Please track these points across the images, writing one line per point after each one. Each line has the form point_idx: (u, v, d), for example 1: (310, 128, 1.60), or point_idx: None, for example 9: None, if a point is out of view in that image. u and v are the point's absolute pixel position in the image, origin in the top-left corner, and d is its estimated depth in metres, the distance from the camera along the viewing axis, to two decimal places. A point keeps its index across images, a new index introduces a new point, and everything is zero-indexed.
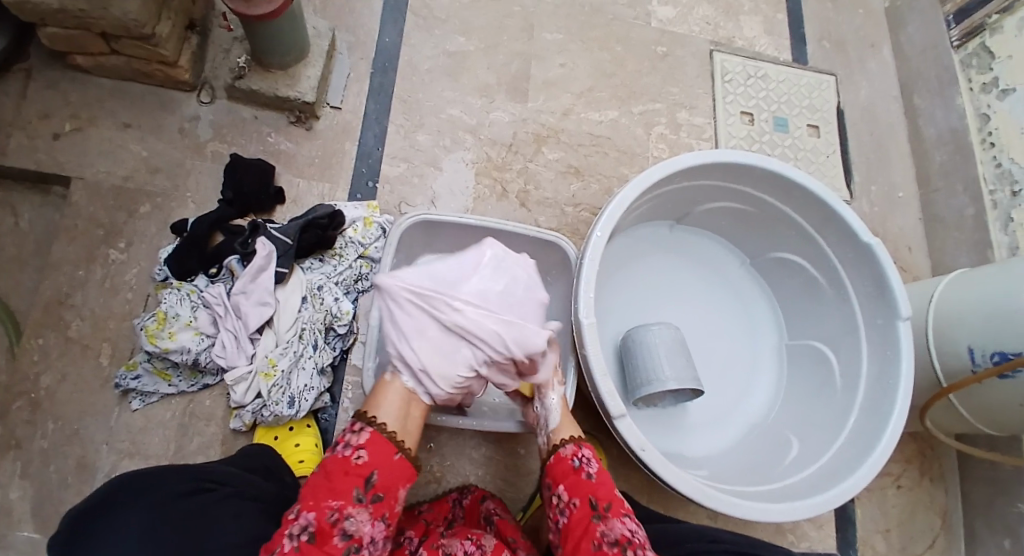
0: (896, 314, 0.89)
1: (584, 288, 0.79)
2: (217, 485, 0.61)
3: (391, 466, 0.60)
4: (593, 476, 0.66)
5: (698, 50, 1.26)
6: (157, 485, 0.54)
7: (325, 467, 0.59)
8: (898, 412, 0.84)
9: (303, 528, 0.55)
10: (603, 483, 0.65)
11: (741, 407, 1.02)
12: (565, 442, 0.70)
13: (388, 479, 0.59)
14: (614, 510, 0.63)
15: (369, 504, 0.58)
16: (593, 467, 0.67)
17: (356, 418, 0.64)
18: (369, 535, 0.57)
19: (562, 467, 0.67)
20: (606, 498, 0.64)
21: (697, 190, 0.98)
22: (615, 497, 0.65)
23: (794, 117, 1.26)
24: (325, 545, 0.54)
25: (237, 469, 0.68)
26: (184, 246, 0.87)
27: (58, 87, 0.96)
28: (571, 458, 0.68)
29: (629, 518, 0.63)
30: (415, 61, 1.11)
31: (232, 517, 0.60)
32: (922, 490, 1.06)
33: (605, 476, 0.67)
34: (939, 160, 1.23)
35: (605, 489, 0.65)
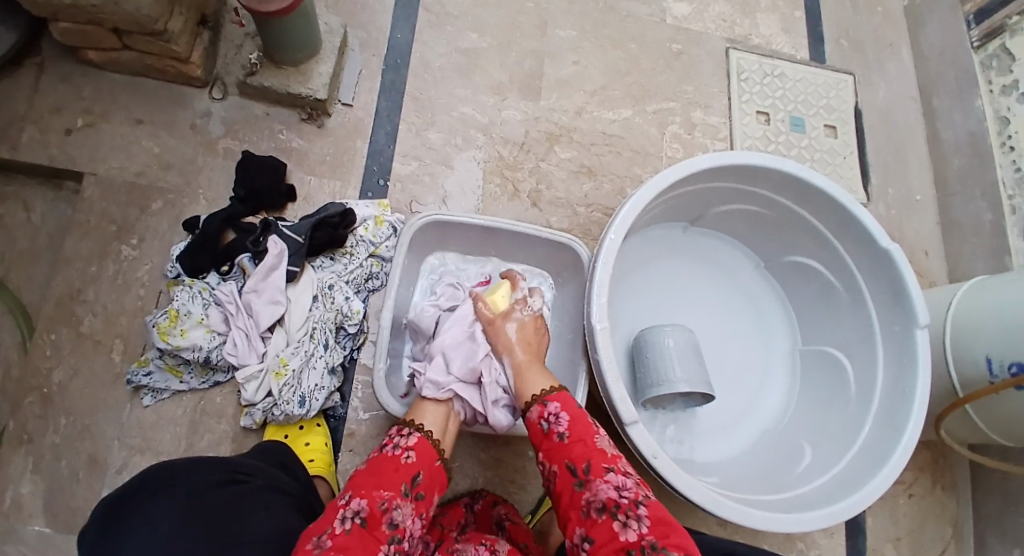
0: (913, 322, 0.87)
1: (597, 291, 0.78)
2: (247, 478, 0.63)
3: (433, 470, 0.63)
4: (566, 436, 0.59)
5: (714, 48, 1.24)
6: (189, 472, 0.56)
7: (372, 462, 0.61)
8: (913, 422, 0.83)
9: (355, 513, 0.56)
10: (576, 440, 0.59)
11: (754, 413, 1.01)
12: (532, 403, 0.65)
13: (431, 481, 0.62)
14: (595, 467, 0.56)
15: (414, 500, 0.60)
16: (563, 424, 0.60)
17: (402, 424, 0.67)
18: (410, 530, 0.58)
19: (536, 435, 0.62)
20: (583, 458, 0.57)
21: (712, 192, 0.97)
22: (595, 451, 0.58)
23: (811, 117, 1.24)
24: (374, 531, 0.56)
25: (260, 465, 0.69)
26: (196, 243, 0.86)
27: (71, 82, 0.96)
28: (540, 423, 0.62)
29: (617, 473, 0.56)
30: (427, 58, 1.10)
31: (265, 505, 0.62)
32: (934, 499, 1.05)
33: (582, 430, 0.60)
34: (958, 164, 1.20)
35: (581, 447, 0.58)
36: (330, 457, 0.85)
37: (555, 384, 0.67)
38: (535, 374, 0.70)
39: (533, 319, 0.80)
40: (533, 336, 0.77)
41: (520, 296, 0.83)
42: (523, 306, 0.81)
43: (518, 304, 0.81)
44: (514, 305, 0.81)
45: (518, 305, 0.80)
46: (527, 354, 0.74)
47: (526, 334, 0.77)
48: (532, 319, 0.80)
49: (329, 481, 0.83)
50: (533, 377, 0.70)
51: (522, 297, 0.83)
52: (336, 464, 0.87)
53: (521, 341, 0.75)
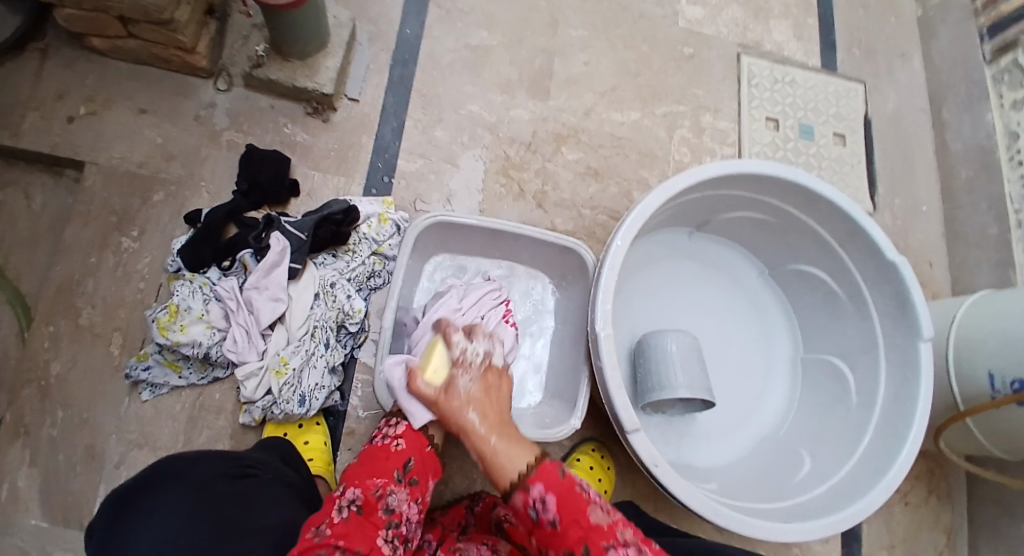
0: (917, 334, 0.87)
1: (601, 297, 0.77)
2: (256, 471, 0.63)
3: (424, 455, 0.66)
4: (557, 523, 0.54)
5: (725, 51, 1.23)
6: (200, 464, 0.57)
7: (365, 455, 0.65)
8: (913, 436, 0.83)
9: (350, 502, 0.58)
10: (569, 522, 0.53)
11: (752, 420, 1.00)
12: (514, 491, 0.57)
13: (423, 466, 0.65)
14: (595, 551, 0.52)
15: (407, 485, 0.62)
16: (551, 510, 0.54)
17: (390, 415, 0.71)
18: (406, 514, 0.60)
19: (526, 521, 0.57)
20: (580, 543, 0.53)
21: (719, 199, 0.96)
22: (590, 531, 0.53)
23: (820, 124, 1.23)
24: (371, 517, 0.57)
25: (263, 457, 0.69)
26: (198, 235, 0.85)
27: (73, 69, 0.94)
28: (526, 511, 0.56)
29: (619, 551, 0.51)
30: (436, 54, 1.08)
31: (273, 500, 0.61)
32: (929, 509, 1.05)
33: (570, 509, 0.54)
34: (965, 174, 1.20)
35: (576, 530, 0.53)
36: (329, 456, 0.85)
37: (535, 454, 0.58)
38: (508, 447, 0.60)
39: (482, 381, 0.68)
40: (486, 399, 0.66)
41: (459, 354, 0.71)
42: (463, 364, 0.70)
43: (458, 366, 0.70)
44: (455, 371, 0.69)
45: (457, 368, 0.69)
46: (487, 424, 0.62)
47: (480, 402, 0.66)
48: (479, 379, 0.68)
49: (328, 481, 0.83)
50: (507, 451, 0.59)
51: (459, 351, 0.71)
52: (334, 462, 0.86)
53: (476, 414, 0.63)
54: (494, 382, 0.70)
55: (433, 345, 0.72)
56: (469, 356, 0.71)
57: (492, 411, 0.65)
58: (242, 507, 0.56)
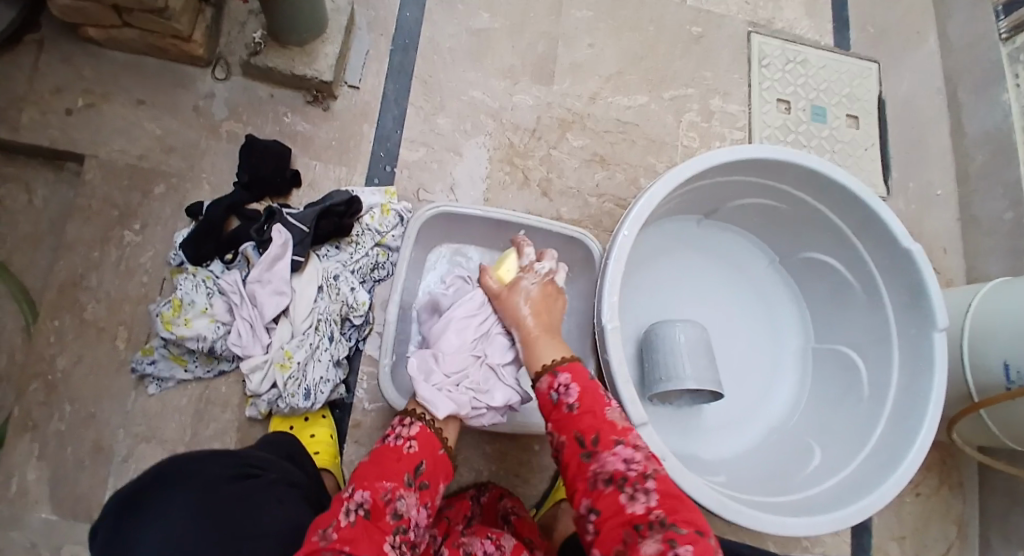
0: (931, 325, 0.85)
1: (607, 290, 0.76)
2: (261, 472, 0.63)
3: (437, 458, 0.63)
4: (575, 407, 0.58)
5: (735, 32, 1.19)
6: (208, 463, 0.55)
7: (375, 454, 0.62)
8: (925, 431, 0.81)
9: (359, 505, 0.56)
10: (586, 410, 0.57)
11: (761, 411, 0.99)
12: (543, 374, 0.63)
13: (435, 469, 0.63)
14: (604, 440, 0.55)
15: (417, 489, 0.60)
16: (573, 396, 0.58)
17: (404, 414, 0.67)
18: (415, 519, 0.58)
19: (545, 406, 0.61)
20: (592, 430, 0.55)
21: (729, 186, 0.94)
22: (604, 423, 0.56)
23: (833, 106, 1.19)
24: (378, 522, 0.55)
25: (273, 458, 0.69)
26: (200, 230, 0.85)
27: (70, 60, 0.93)
28: (550, 394, 0.60)
29: (625, 446, 0.54)
30: (437, 39, 1.06)
31: (278, 500, 0.61)
32: (939, 498, 1.04)
33: (591, 401, 0.58)
34: (981, 157, 1.16)
35: (591, 419, 0.56)
36: (336, 449, 0.85)
37: (567, 354, 0.65)
38: (545, 343, 0.69)
39: (544, 287, 0.78)
40: (543, 305, 0.75)
41: (528, 263, 0.81)
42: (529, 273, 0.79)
43: (525, 272, 0.80)
44: (522, 275, 0.80)
45: (524, 273, 0.79)
46: (533, 326, 0.72)
47: (536, 305, 0.75)
48: (539, 286, 0.77)
49: (334, 473, 0.83)
50: (543, 346, 0.68)
51: (529, 262, 0.81)
52: (341, 454, 0.86)
53: (528, 313, 0.73)
54: (553, 292, 0.78)
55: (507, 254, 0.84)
56: (534, 268, 0.80)
57: (544, 317, 0.73)
58: (246, 509, 0.55)
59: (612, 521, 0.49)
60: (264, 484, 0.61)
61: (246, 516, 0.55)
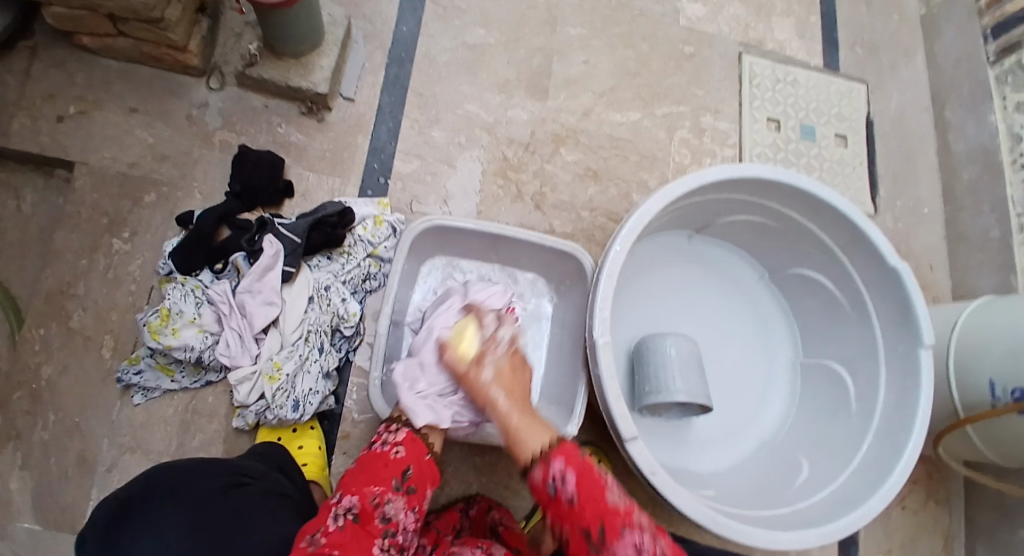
0: (918, 341, 0.85)
1: (599, 305, 0.76)
2: (251, 481, 0.62)
3: (423, 464, 0.63)
4: (575, 500, 0.54)
5: (727, 51, 1.21)
6: (196, 475, 0.54)
7: (362, 460, 0.62)
8: (913, 443, 0.81)
9: (347, 510, 0.56)
10: (587, 501, 0.54)
11: (752, 425, 1.00)
12: (533, 463, 0.58)
13: (422, 474, 0.62)
14: (610, 529, 0.53)
15: (406, 494, 0.60)
16: (570, 487, 0.55)
17: (390, 420, 0.68)
18: (403, 524, 0.59)
19: (541, 496, 0.57)
20: (596, 522, 0.53)
21: (720, 203, 0.95)
22: (607, 510, 0.54)
23: (822, 125, 1.21)
24: (367, 526, 0.56)
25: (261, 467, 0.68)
26: (190, 239, 0.84)
27: (63, 67, 0.93)
28: (545, 486, 0.56)
29: (632, 531, 0.52)
30: (432, 53, 1.07)
31: (269, 510, 0.60)
32: (927, 513, 1.04)
33: (591, 487, 0.55)
34: (968, 177, 1.18)
35: (594, 509, 0.54)
36: (323, 460, 0.84)
37: (554, 434, 0.60)
38: (529, 421, 0.61)
39: (509, 359, 0.71)
40: (512, 379, 0.69)
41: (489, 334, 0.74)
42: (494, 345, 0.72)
43: (487, 345, 0.72)
44: (485, 348, 0.71)
45: (489, 345, 0.71)
46: (511, 404, 0.64)
47: (506, 379, 0.68)
48: (506, 359, 0.71)
49: (322, 486, 0.82)
50: (529, 425, 0.61)
51: (489, 333, 0.74)
52: (328, 466, 0.85)
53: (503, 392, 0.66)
54: (519, 363, 0.72)
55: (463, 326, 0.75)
56: (497, 337, 0.73)
57: (516, 390, 0.67)
58: (238, 519, 0.54)
59: None
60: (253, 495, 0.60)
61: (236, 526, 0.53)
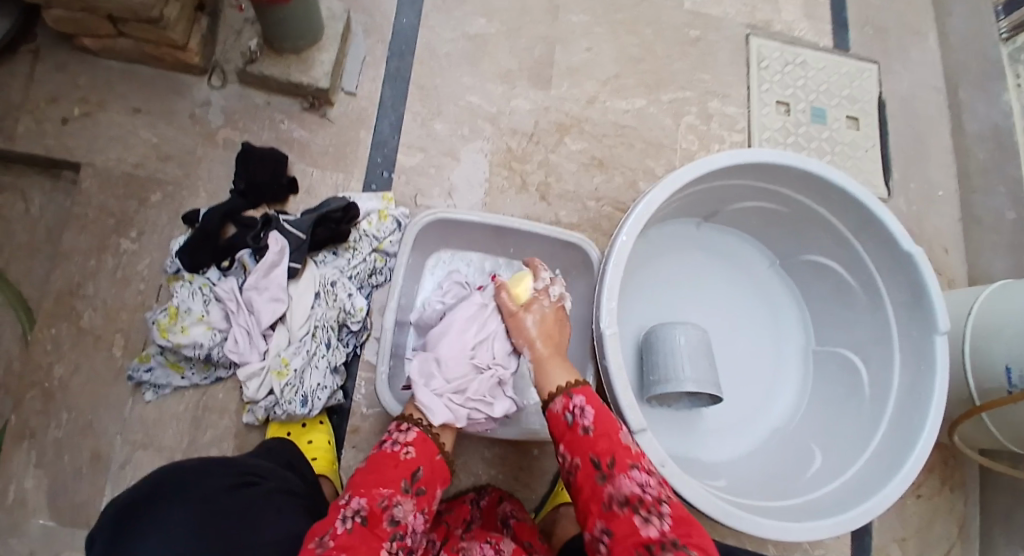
0: (932, 326, 0.84)
1: (606, 296, 0.75)
2: (259, 479, 0.62)
3: (435, 464, 0.63)
4: (590, 431, 0.58)
5: (733, 34, 1.19)
6: (204, 475, 0.55)
7: (373, 460, 0.61)
8: (928, 430, 0.80)
9: (355, 512, 0.56)
10: (600, 434, 0.58)
11: (763, 413, 0.99)
12: (554, 395, 0.64)
13: (432, 475, 0.62)
14: (619, 463, 0.56)
15: (415, 495, 0.60)
16: (588, 419, 0.59)
17: (402, 419, 0.66)
18: (412, 525, 0.58)
19: (558, 426, 0.61)
20: (607, 453, 0.56)
21: (727, 189, 0.93)
22: (619, 446, 0.57)
23: (832, 108, 1.19)
24: (376, 529, 0.55)
25: (271, 465, 0.68)
26: (196, 238, 0.84)
27: (66, 70, 0.93)
28: (563, 415, 0.61)
29: (639, 470, 0.55)
30: (433, 44, 1.06)
31: (277, 509, 0.61)
32: (942, 498, 1.03)
33: (607, 425, 0.59)
34: (983, 157, 1.15)
35: (606, 442, 0.57)
36: (333, 455, 0.84)
37: (577, 377, 0.66)
38: (556, 363, 0.68)
39: (556, 310, 0.78)
40: (554, 329, 0.75)
41: (542, 287, 0.80)
42: (543, 297, 0.79)
43: (538, 297, 0.79)
44: (536, 297, 0.79)
45: (540, 296, 0.78)
46: (548, 347, 0.71)
47: (547, 327, 0.75)
48: (551, 311, 0.77)
49: (332, 481, 0.82)
50: (554, 366, 0.68)
51: (542, 286, 0.80)
52: (338, 460, 0.86)
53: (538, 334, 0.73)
54: (563, 319, 0.79)
55: (522, 274, 0.83)
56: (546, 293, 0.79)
57: (554, 339, 0.74)
58: (245, 521, 0.55)
59: (626, 540, 0.50)
60: (261, 493, 0.61)
61: (243, 527, 0.54)
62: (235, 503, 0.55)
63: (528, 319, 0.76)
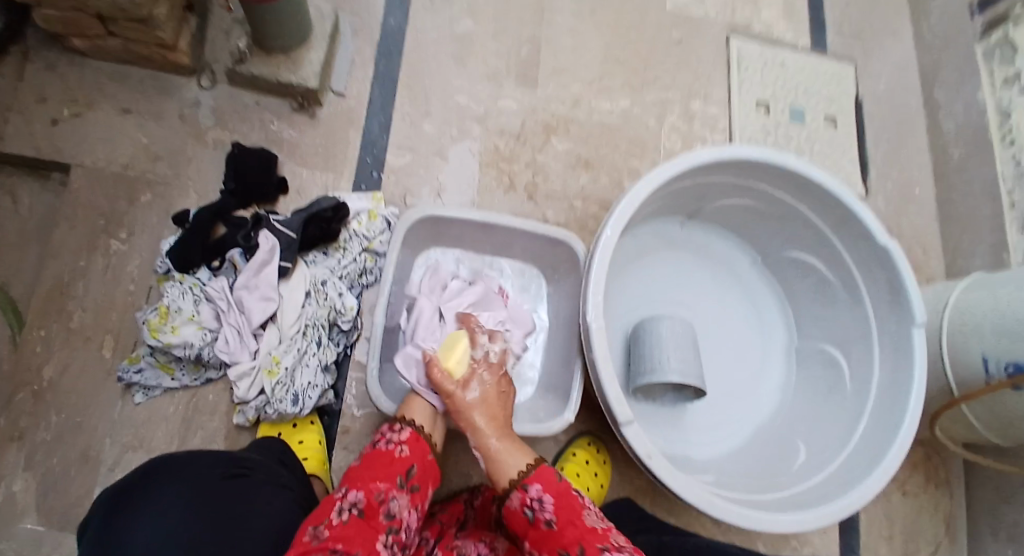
0: (911, 320, 0.86)
1: (592, 291, 0.77)
2: (247, 472, 0.62)
3: (427, 463, 0.63)
4: (554, 522, 0.58)
5: (715, 35, 1.22)
6: (195, 462, 0.56)
7: (367, 457, 0.62)
8: (910, 415, 0.83)
9: (352, 504, 0.56)
10: (565, 522, 0.58)
11: (748, 408, 1.01)
12: (511, 488, 0.63)
13: (425, 473, 0.63)
14: (588, 548, 0.56)
15: (409, 492, 0.60)
16: (548, 510, 0.59)
17: (393, 421, 0.67)
18: (407, 521, 0.59)
19: (521, 524, 0.61)
20: (574, 542, 0.56)
21: (711, 187, 0.96)
22: (585, 531, 0.57)
23: (812, 108, 1.22)
24: (371, 521, 0.56)
25: (261, 459, 0.69)
26: (186, 236, 0.85)
27: (53, 70, 0.93)
28: (523, 511, 0.61)
29: (610, 550, 0.55)
30: (421, 45, 1.07)
31: (266, 499, 0.61)
32: (927, 495, 1.06)
33: (569, 511, 0.59)
34: (957, 158, 1.18)
35: (572, 530, 0.57)
36: (324, 455, 0.85)
37: (534, 458, 0.65)
38: (507, 445, 0.67)
39: (497, 381, 0.75)
40: (496, 403, 0.72)
41: (481, 354, 0.78)
42: (483, 366, 0.76)
43: (476, 365, 0.76)
44: (475, 370, 0.75)
45: (479, 365, 0.76)
46: (491, 422, 0.69)
47: (491, 399, 0.72)
48: (493, 380, 0.75)
49: (323, 481, 0.83)
50: (505, 449, 0.66)
51: (481, 353, 0.79)
52: (329, 461, 0.86)
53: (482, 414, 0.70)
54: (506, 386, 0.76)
55: (456, 339, 0.78)
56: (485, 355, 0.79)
57: (498, 415, 0.71)
58: (235, 506, 0.55)
59: None
60: (251, 483, 0.61)
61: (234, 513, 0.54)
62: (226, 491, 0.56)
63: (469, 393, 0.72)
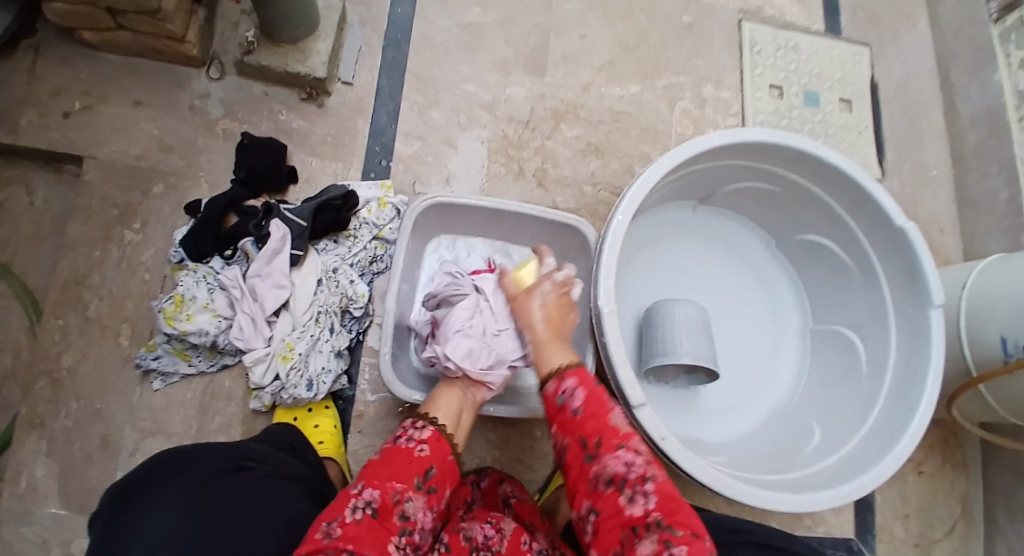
0: (927, 301, 0.85)
1: (603, 276, 0.76)
2: (256, 464, 0.61)
3: (447, 464, 0.60)
4: (579, 412, 0.56)
5: (726, 19, 1.20)
6: (198, 458, 0.55)
7: (386, 453, 0.58)
8: (926, 397, 0.81)
9: (366, 503, 0.54)
10: (590, 414, 0.56)
11: (761, 392, 1.00)
12: (550, 377, 0.62)
13: (443, 474, 0.60)
14: (607, 444, 0.53)
15: (426, 493, 0.57)
16: (578, 400, 0.57)
17: (416, 415, 0.63)
18: (421, 523, 0.57)
19: (550, 410, 0.59)
20: (594, 434, 0.54)
21: (722, 171, 0.95)
22: (607, 427, 0.54)
23: (826, 91, 1.20)
24: (386, 522, 0.53)
25: (269, 451, 0.67)
26: (198, 227, 0.86)
27: (67, 64, 0.94)
28: (555, 397, 0.59)
29: (627, 449, 0.52)
30: (429, 34, 1.07)
31: (273, 492, 0.60)
32: (943, 476, 1.04)
33: (598, 406, 0.56)
34: (975, 138, 1.16)
35: (594, 423, 0.55)
36: (339, 438, 0.85)
37: (572, 361, 0.63)
38: (558, 348, 0.67)
39: (561, 296, 0.74)
40: (558, 313, 0.72)
41: (548, 271, 0.78)
42: (550, 278, 0.76)
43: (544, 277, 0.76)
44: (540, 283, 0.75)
45: (543, 279, 0.75)
46: (549, 331, 0.69)
47: (552, 312, 0.72)
48: (556, 294, 0.74)
49: (338, 463, 0.83)
50: (555, 350, 0.66)
51: (549, 270, 0.78)
52: (345, 443, 0.87)
53: (541, 316, 0.71)
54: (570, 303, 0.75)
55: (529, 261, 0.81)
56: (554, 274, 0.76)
57: (557, 325, 0.71)
58: (239, 501, 0.54)
59: (610, 521, 0.49)
60: (257, 476, 0.60)
61: (239, 509, 0.54)
62: (231, 485, 0.55)
63: (532, 302, 0.73)
